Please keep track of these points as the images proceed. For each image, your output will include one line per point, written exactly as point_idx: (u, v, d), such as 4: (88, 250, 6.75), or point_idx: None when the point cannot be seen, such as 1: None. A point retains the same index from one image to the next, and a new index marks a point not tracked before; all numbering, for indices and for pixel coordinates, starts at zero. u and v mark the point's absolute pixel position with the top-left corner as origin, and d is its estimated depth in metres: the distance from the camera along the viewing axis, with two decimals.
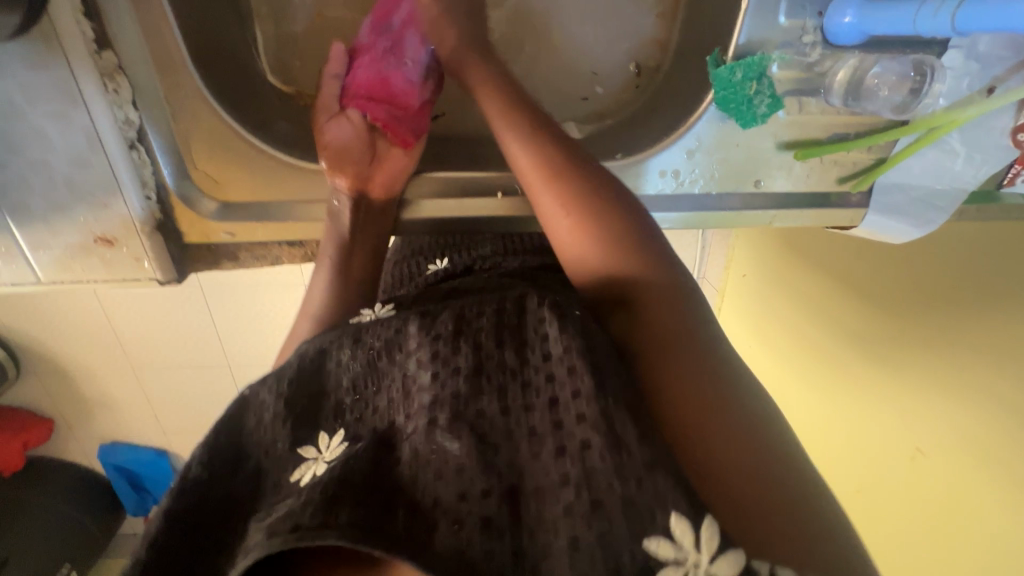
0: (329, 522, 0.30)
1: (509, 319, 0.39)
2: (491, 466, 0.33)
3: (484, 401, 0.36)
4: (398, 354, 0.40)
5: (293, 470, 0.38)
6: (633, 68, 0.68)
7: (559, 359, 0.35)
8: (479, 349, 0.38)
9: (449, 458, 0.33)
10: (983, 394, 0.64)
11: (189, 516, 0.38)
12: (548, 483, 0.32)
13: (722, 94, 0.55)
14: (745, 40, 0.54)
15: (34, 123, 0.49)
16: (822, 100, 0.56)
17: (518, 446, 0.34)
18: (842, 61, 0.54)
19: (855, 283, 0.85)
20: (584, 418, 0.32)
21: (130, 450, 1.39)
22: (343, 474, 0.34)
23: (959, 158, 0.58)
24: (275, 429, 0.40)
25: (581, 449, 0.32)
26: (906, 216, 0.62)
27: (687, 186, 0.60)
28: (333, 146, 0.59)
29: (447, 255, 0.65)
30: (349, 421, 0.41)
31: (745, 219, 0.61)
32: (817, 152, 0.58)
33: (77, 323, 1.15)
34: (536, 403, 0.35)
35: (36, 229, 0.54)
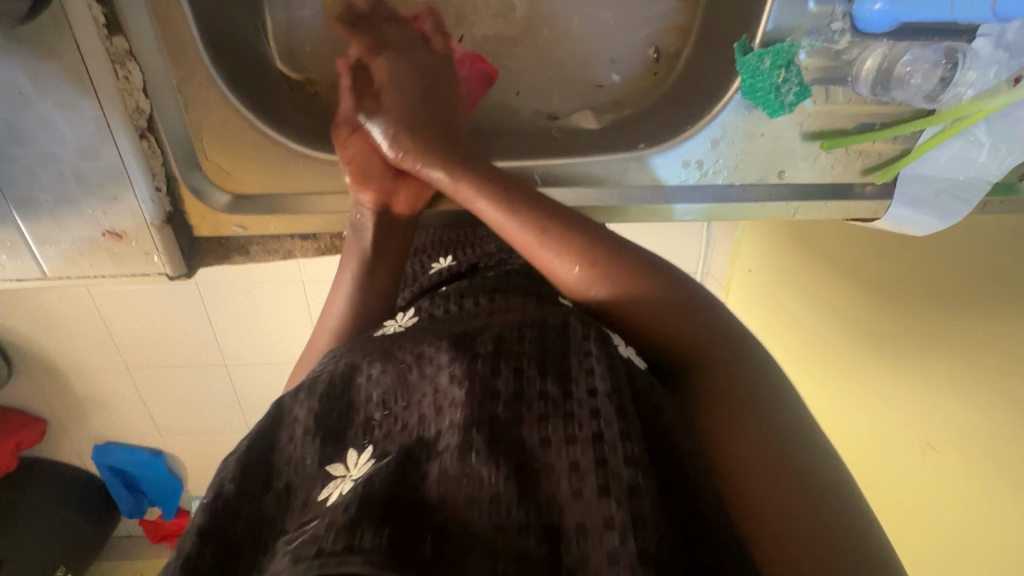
0: (357, 545, 0.28)
1: (552, 347, 0.38)
2: (528, 500, 0.31)
3: (524, 429, 0.34)
4: (428, 368, 0.40)
5: (321, 488, 0.37)
6: (652, 54, 0.67)
7: (607, 397, 0.34)
8: (520, 374, 0.36)
9: (483, 486, 0.31)
10: (991, 388, 0.64)
11: (214, 538, 0.36)
12: (591, 524, 0.29)
13: (750, 82, 0.55)
14: (773, 27, 0.53)
15: (41, 112, 0.47)
16: (849, 89, 0.56)
17: (559, 479, 0.32)
18: (871, 48, 0.53)
19: (861, 277, 0.85)
20: (633, 457, 0.31)
21: (126, 451, 1.36)
22: (373, 487, 0.32)
23: (984, 150, 0.55)
24: (307, 445, 0.41)
25: (628, 494, 0.30)
26: (929, 210, 0.60)
27: (711, 177, 0.60)
28: (355, 162, 0.56)
29: (451, 254, 0.63)
30: (378, 437, 0.40)
31: (767, 210, 0.61)
32: (844, 142, 0.57)
33: (73, 321, 1.12)
34: (578, 434, 0.33)
35: (41, 222, 0.52)
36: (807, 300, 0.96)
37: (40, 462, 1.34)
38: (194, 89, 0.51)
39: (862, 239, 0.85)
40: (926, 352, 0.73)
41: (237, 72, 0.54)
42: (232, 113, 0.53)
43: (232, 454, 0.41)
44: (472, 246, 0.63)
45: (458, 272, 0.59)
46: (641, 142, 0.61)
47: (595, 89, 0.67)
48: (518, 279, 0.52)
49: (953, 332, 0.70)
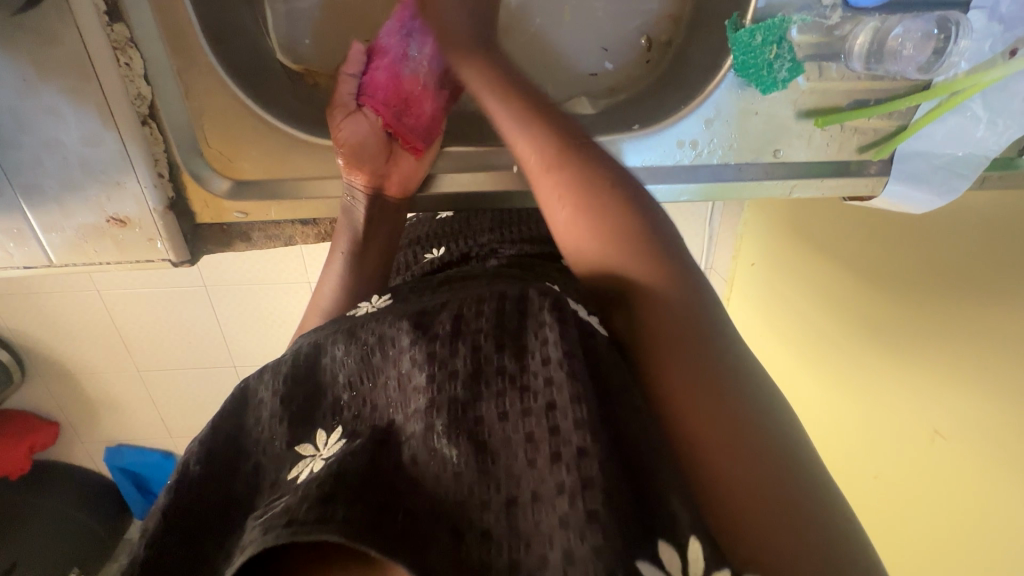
0: (327, 517, 0.29)
1: (510, 320, 0.37)
2: (489, 477, 0.32)
3: (483, 405, 0.34)
4: (391, 351, 0.39)
5: (292, 467, 0.38)
6: (644, 42, 0.67)
7: (559, 364, 0.34)
8: (478, 351, 0.36)
9: (448, 467, 0.33)
10: (1004, 374, 0.63)
11: (182, 519, 0.38)
12: (546, 491, 0.31)
13: (741, 59, 0.55)
14: (764, 3, 0.53)
15: (45, 98, 0.48)
16: (843, 65, 0.56)
17: (516, 452, 0.33)
18: (863, 24, 0.54)
19: (862, 265, 0.84)
20: (581, 423, 0.32)
21: (136, 453, 1.38)
22: (338, 468, 0.33)
23: (981, 124, 0.56)
24: (273, 428, 0.40)
25: (577, 458, 0.31)
26: (927, 186, 0.60)
27: (706, 157, 0.60)
28: (349, 143, 0.58)
29: (443, 244, 0.63)
30: (347, 418, 0.40)
31: (764, 189, 0.61)
32: (838, 119, 0.57)
33: (84, 323, 1.14)
34: (533, 407, 0.33)
35: (49, 210, 0.53)
36: (811, 291, 0.95)
37: (53, 464, 1.36)
38: (195, 76, 0.53)
39: (862, 226, 0.84)
40: (931, 340, 0.73)
41: (237, 62, 0.56)
42: (232, 100, 0.54)
43: (197, 440, 0.42)
44: (463, 238, 0.63)
45: (450, 261, 0.59)
46: (635, 124, 0.61)
47: (589, 78, 0.68)
48: (512, 270, 0.53)
49: (960, 323, 0.69)
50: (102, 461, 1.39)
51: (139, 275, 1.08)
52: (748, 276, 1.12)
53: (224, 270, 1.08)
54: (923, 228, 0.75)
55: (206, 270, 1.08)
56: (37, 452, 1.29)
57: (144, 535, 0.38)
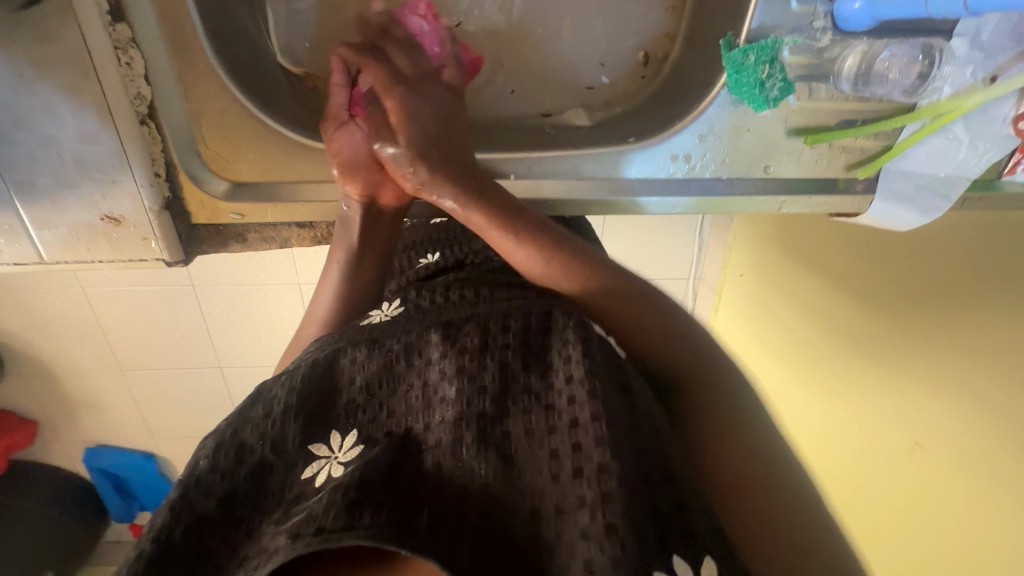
0: (355, 523, 0.32)
1: (536, 337, 0.41)
2: (514, 489, 0.35)
3: (509, 422, 0.37)
4: (417, 360, 0.42)
5: (307, 467, 0.41)
6: (641, 57, 0.68)
7: (581, 381, 0.37)
8: (505, 367, 0.39)
9: (476, 476, 0.36)
10: (985, 390, 0.64)
11: (187, 514, 0.39)
12: (568, 504, 0.33)
13: (734, 78, 0.56)
14: (757, 25, 0.54)
15: (44, 96, 0.48)
16: (832, 85, 0.57)
17: (540, 467, 0.35)
18: (852, 47, 0.55)
19: (841, 277, 0.87)
20: (603, 440, 0.34)
21: (116, 454, 1.35)
22: (364, 475, 0.36)
23: (962, 146, 0.58)
24: (286, 424, 0.42)
25: (598, 473, 0.33)
26: (912, 204, 0.63)
27: (698, 170, 0.61)
28: (344, 154, 0.57)
29: (438, 250, 0.64)
30: (362, 421, 0.42)
31: (754, 203, 0.63)
32: (826, 138, 0.59)
33: (68, 321, 1.13)
34: (558, 424, 0.36)
35: (42, 207, 0.53)
36: (795, 304, 0.97)
37: (31, 465, 1.33)
38: (196, 78, 0.53)
39: (843, 239, 0.87)
40: (909, 354, 0.75)
41: (240, 66, 0.56)
42: (231, 102, 0.54)
43: (215, 430, 0.43)
44: (460, 243, 0.64)
45: (445, 266, 0.60)
46: (630, 136, 0.63)
47: (584, 91, 0.69)
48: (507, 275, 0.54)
49: (936, 334, 0.71)
50: (81, 461, 1.36)
51: (124, 274, 1.07)
52: (737, 287, 1.14)
53: (213, 270, 1.08)
54: (901, 241, 0.77)
55: (195, 270, 1.07)
56: (15, 451, 1.26)
57: (153, 528, 0.39)
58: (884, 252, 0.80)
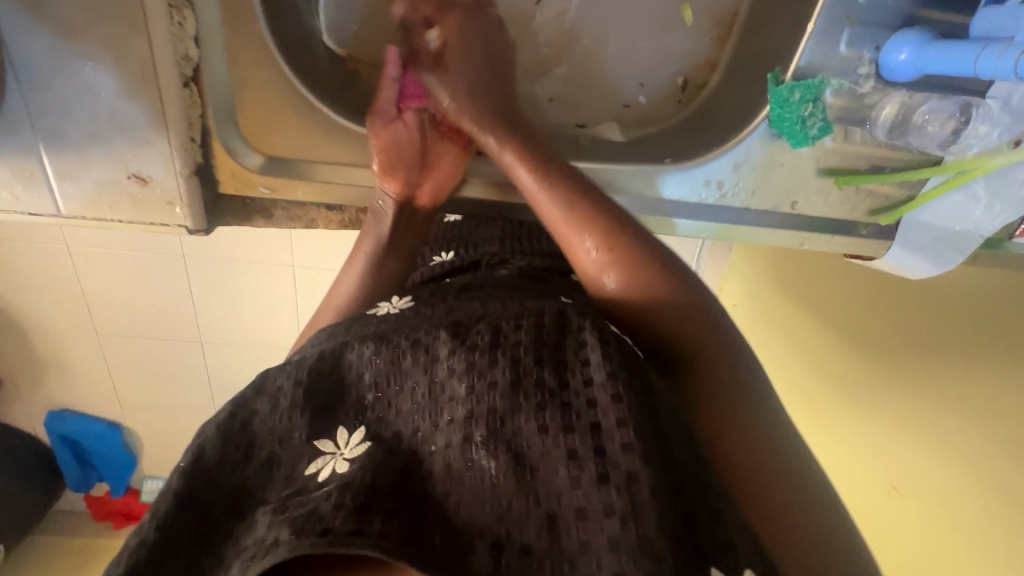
0: (364, 530, 0.32)
1: (549, 335, 0.40)
2: (530, 493, 0.35)
3: (523, 420, 0.37)
4: (425, 357, 0.42)
5: (310, 462, 0.40)
6: (680, 82, 0.69)
7: (602, 386, 0.36)
8: (518, 363, 0.39)
9: (486, 477, 0.36)
10: (964, 443, 0.66)
11: (192, 505, 0.39)
12: (592, 510, 0.33)
13: (778, 112, 0.57)
14: (805, 63, 0.55)
15: (90, 46, 0.47)
16: (867, 131, 0.59)
17: (559, 470, 0.35)
18: (891, 96, 0.56)
19: (831, 317, 0.89)
20: (630, 447, 0.34)
21: (80, 421, 1.31)
22: (373, 480, 0.36)
23: (980, 205, 0.61)
24: (292, 419, 0.42)
25: (625, 481, 0.33)
26: (926, 254, 0.65)
27: (729, 199, 0.62)
28: (387, 148, 0.57)
29: (453, 249, 0.64)
30: (370, 419, 0.42)
31: (776, 238, 0.64)
32: (856, 180, 0.61)
33: (52, 278, 1.09)
34: (576, 424, 0.36)
35: (67, 158, 0.51)
36: (785, 337, 0.99)
37: None
38: (245, 47, 0.52)
39: (839, 278, 0.89)
40: (895, 405, 0.76)
41: (288, 40, 0.55)
42: (275, 76, 0.54)
43: (214, 421, 0.43)
44: (472, 245, 0.64)
45: (457, 268, 0.60)
46: (667, 157, 0.63)
47: (621, 109, 0.70)
48: (523, 281, 0.54)
49: (916, 388, 0.73)
50: (41, 424, 1.31)
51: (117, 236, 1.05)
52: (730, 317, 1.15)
53: (210, 243, 1.06)
54: (899, 290, 0.79)
55: (187, 241, 1.06)
56: None
57: (154, 517, 0.39)
58: (880, 298, 0.82)
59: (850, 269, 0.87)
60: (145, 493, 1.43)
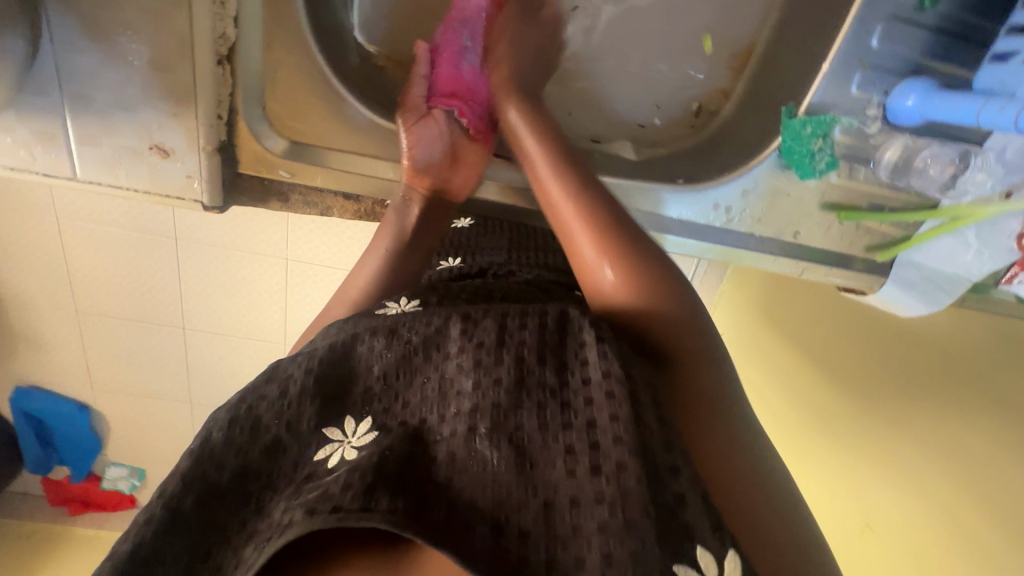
0: (372, 506, 0.31)
1: (552, 336, 0.41)
2: (527, 480, 0.34)
3: (524, 415, 0.37)
4: (435, 354, 0.42)
5: (317, 449, 0.39)
6: (694, 107, 0.72)
7: (598, 383, 0.37)
8: (522, 363, 0.39)
9: (487, 467, 0.34)
10: (936, 483, 0.68)
11: (199, 485, 0.39)
12: (585, 498, 0.32)
13: (789, 144, 0.59)
14: (818, 99, 0.58)
15: (129, 14, 0.47)
16: (871, 170, 0.61)
17: (554, 461, 0.34)
18: (894, 140, 0.59)
19: (809, 353, 0.93)
20: (620, 439, 0.33)
21: (49, 400, 1.27)
22: (379, 461, 0.34)
23: (970, 251, 0.63)
24: (303, 406, 0.41)
25: (616, 471, 0.32)
26: (917, 294, 0.68)
27: (735, 223, 0.64)
28: (418, 144, 0.60)
29: (459, 256, 0.62)
30: (377, 410, 0.41)
31: (778, 265, 0.67)
32: (858, 217, 0.63)
33: (40, 248, 1.06)
34: (574, 422, 0.36)
35: (91, 122, 0.51)
36: (764, 370, 1.02)
37: None
38: (282, 32, 0.53)
39: (819, 317, 0.93)
40: (880, 444, 0.76)
41: (324, 30, 0.56)
42: (311, 64, 0.55)
43: (226, 408, 0.43)
44: (479, 252, 0.62)
45: (466, 273, 0.58)
46: (680, 178, 0.65)
47: (636, 128, 0.72)
48: (532, 291, 0.53)
49: (906, 430, 0.73)
50: (8, 399, 1.27)
51: (111, 210, 1.03)
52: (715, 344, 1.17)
53: (202, 228, 1.05)
54: (878, 331, 0.83)
55: (179, 222, 1.04)
56: None
57: (162, 497, 0.39)
58: (860, 337, 0.85)
59: (829, 305, 0.92)
60: (109, 480, 1.42)
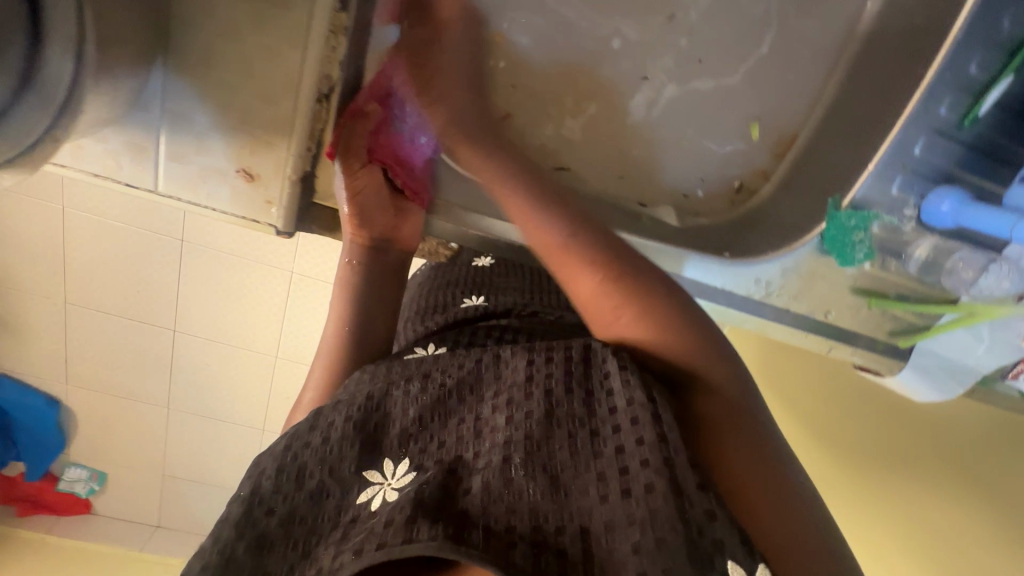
0: (414, 537, 0.32)
1: (577, 369, 0.42)
2: (562, 507, 0.35)
3: (556, 445, 0.37)
4: (470, 397, 0.44)
5: (360, 491, 0.41)
6: (736, 185, 0.75)
7: (625, 411, 0.37)
8: (551, 395, 0.40)
9: (522, 495, 0.35)
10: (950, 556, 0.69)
11: (247, 533, 0.39)
12: (619, 522, 0.33)
13: (832, 233, 0.64)
14: (861, 195, 0.63)
15: (246, 47, 0.49)
16: (901, 263, 0.66)
17: (587, 488, 0.35)
18: (925, 239, 0.64)
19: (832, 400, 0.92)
20: (648, 462, 0.34)
21: (15, 391, 1.21)
22: (417, 493, 0.36)
23: (982, 345, 0.68)
24: (343, 449, 0.43)
25: (645, 493, 0.33)
26: (932, 381, 0.72)
27: (773, 297, 0.68)
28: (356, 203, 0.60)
29: (482, 295, 0.66)
30: (415, 451, 0.43)
31: (809, 341, 0.70)
32: (885, 304, 0.67)
33: (53, 238, 1.05)
34: (603, 449, 0.37)
35: (184, 140, 0.52)
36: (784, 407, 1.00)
37: None
38: None
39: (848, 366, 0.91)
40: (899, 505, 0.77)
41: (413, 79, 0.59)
42: None
43: (272, 455, 0.44)
44: (499, 293, 0.66)
45: (491, 312, 0.62)
46: (727, 251, 0.69)
47: (680, 197, 0.75)
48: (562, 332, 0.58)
49: (890, 512, 0.78)
50: None
51: (124, 206, 1.03)
52: None
53: (211, 233, 1.05)
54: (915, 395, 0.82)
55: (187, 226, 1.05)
56: None
57: (213, 545, 0.39)
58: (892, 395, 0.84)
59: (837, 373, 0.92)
60: (64, 482, 1.35)
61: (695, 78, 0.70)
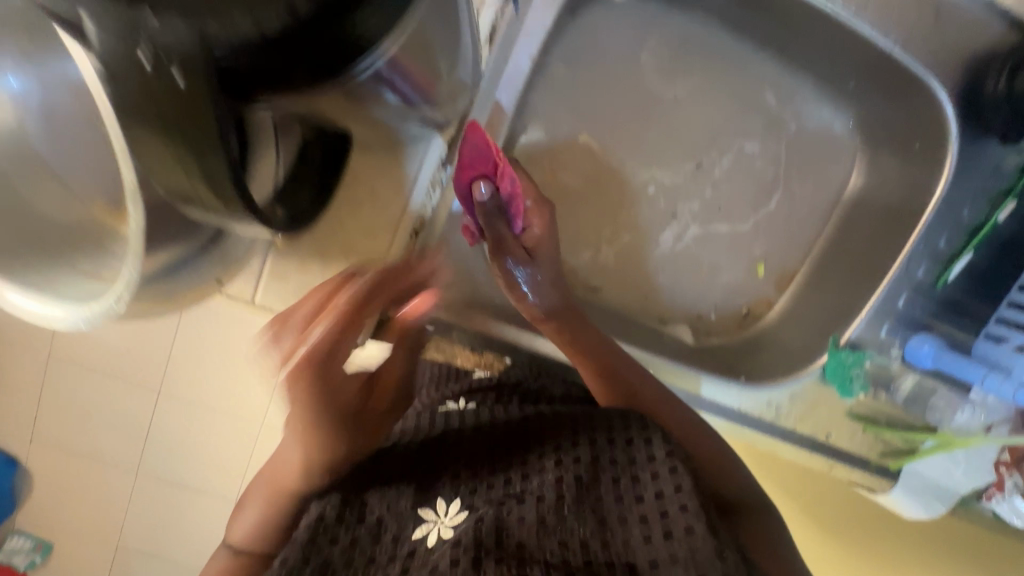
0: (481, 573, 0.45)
1: (620, 428, 0.56)
2: (609, 542, 0.47)
3: (603, 491, 0.51)
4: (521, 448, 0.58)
5: (415, 527, 0.54)
6: (743, 310, 0.83)
7: (664, 462, 0.51)
8: (595, 452, 0.55)
9: (577, 533, 0.48)
10: None
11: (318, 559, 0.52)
12: (659, 556, 0.45)
13: (833, 365, 0.74)
14: (855, 334, 0.74)
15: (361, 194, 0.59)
16: (888, 393, 0.76)
17: (632, 528, 0.47)
18: (907, 374, 0.76)
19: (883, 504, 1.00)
20: (684, 507, 0.47)
21: None
22: (477, 536, 0.48)
23: (958, 468, 0.79)
24: (402, 493, 0.57)
25: (683, 533, 0.45)
26: (917, 498, 0.81)
27: (781, 418, 0.76)
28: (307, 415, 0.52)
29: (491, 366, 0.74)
30: (464, 492, 0.56)
31: (811, 459, 0.78)
32: (876, 429, 0.76)
33: None
34: (645, 495, 0.49)
35: (288, 261, 0.59)
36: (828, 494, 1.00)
37: None
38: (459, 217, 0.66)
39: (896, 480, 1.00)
40: None
41: None
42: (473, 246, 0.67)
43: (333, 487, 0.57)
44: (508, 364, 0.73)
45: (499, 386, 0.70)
46: (742, 374, 0.78)
47: (697, 317, 0.83)
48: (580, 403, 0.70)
49: None
50: None
51: None
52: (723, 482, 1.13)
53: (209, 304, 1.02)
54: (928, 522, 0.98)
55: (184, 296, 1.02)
56: None
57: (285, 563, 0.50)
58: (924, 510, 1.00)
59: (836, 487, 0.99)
60: None
61: (715, 221, 0.82)
